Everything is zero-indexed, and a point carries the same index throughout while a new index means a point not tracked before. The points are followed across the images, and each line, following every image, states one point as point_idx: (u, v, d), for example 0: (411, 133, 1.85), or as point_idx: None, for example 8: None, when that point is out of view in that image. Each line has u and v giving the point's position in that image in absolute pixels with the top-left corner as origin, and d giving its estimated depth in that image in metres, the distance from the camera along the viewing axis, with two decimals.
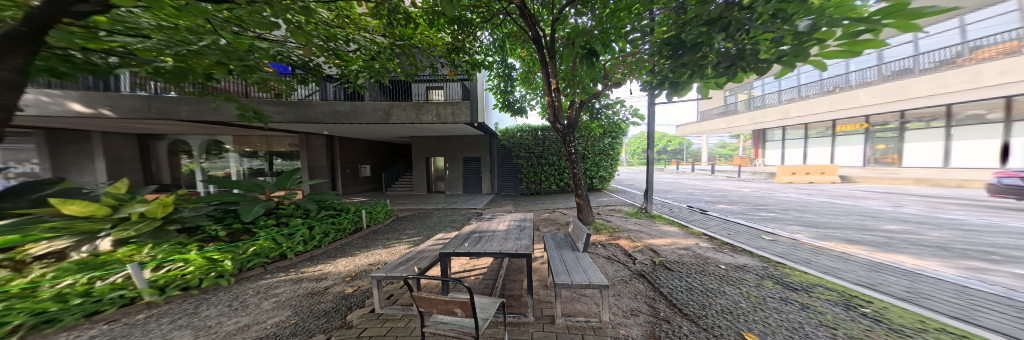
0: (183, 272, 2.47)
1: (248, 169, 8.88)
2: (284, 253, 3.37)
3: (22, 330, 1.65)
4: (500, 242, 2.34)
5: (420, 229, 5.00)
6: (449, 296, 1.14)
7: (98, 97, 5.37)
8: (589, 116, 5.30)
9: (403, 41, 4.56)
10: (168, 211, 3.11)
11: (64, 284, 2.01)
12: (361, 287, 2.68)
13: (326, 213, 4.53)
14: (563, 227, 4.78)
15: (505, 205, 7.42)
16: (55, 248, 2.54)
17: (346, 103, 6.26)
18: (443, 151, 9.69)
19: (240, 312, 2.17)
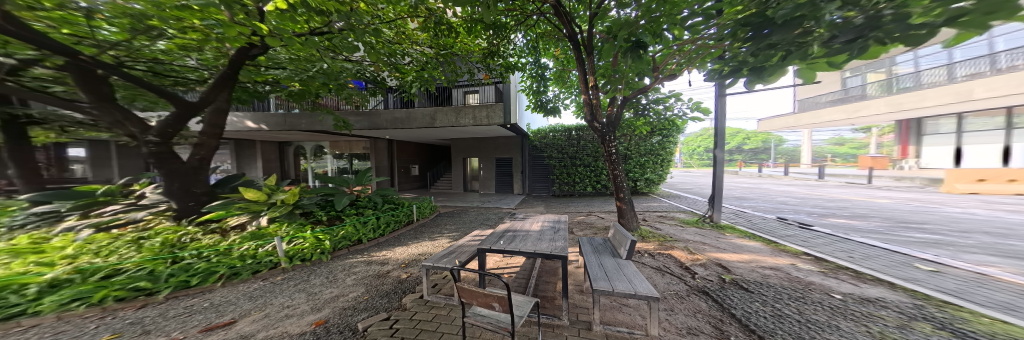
0: (304, 247, 3.32)
1: (336, 168, 10.86)
2: (360, 238, 4.07)
3: (222, 278, 2.63)
4: (534, 242, 2.43)
5: (456, 225, 5.40)
6: (489, 290, 1.29)
7: (260, 116, 7.38)
8: (631, 112, 4.96)
9: (446, 50, 5.10)
10: (296, 197, 4.07)
11: (247, 247, 3.08)
12: (413, 274, 3.07)
13: (389, 206, 5.29)
14: (602, 232, 4.57)
15: (536, 206, 7.43)
16: (241, 221, 3.78)
17: (402, 110, 7.16)
18: (478, 152, 10.15)
19: (333, 284, 2.77)
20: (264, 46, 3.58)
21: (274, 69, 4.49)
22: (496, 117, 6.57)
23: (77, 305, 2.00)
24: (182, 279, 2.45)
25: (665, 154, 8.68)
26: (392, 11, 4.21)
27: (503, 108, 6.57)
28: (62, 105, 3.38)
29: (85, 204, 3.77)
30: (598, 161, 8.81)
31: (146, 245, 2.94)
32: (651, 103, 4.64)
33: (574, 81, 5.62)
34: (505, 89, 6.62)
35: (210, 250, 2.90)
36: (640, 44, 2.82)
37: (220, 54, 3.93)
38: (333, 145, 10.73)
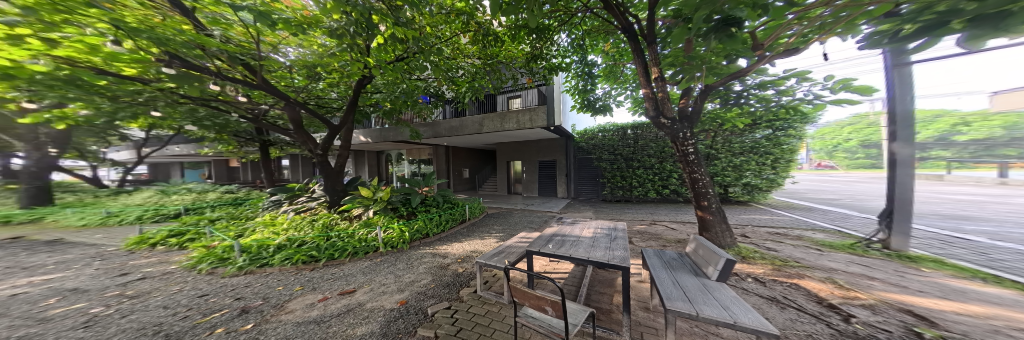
0: (395, 235, 4.07)
1: (409, 171, 12.67)
2: (428, 232, 4.66)
3: (349, 254, 3.58)
4: (586, 248, 2.28)
5: (508, 226, 5.60)
6: (542, 293, 1.29)
7: (367, 132, 9.43)
8: (717, 100, 4.08)
9: (493, 59, 5.30)
10: (389, 194, 5.00)
11: (361, 233, 4.01)
12: (468, 269, 3.32)
13: (448, 205, 5.90)
14: (674, 244, 3.98)
15: (584, 211, 7.03)
16: (359, 213, 4.86)
17: (456, 119, 7.91)
18: (522, 155, 10.22)
19: (411, 270, 3.27)
20: (366, 77, 4.59)
21: (375, 91, 5.61)
22: (539, 120, 6.56)
23: (284, 261, 3.30)
24: (331, 253, 3.49)
25: (773, 152, 6.91)
26: (447, 28, 4.58)
27: (546, 110, 6.49)
28: (280, 130, 5.18)
29: (291, 195, 5.78)
30: (667, 163, 7.70)
31: (312, 227, 4.30)
32: (748, 89, 3.70)
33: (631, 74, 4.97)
34: (548, 90, 6.45)
35: (342, 232, 3.97)
36: (732, 19, 2.25)
37: (347, 85, 5.18)
38: (408, 152, 12.61)
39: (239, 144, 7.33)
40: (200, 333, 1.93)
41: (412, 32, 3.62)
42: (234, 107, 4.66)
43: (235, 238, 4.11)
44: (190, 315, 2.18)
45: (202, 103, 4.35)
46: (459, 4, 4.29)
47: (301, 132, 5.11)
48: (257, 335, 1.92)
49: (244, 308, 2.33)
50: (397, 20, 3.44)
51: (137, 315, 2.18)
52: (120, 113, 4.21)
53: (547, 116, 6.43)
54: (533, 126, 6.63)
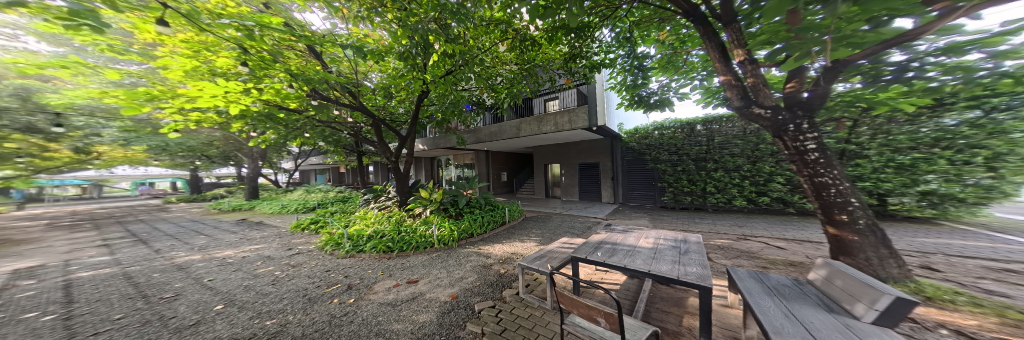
0: (445, 233, 4.48)
1: (455, 175, 13.60)
2: (473, 232, 4.94)
3: (411, 248, 4.12)
4: (644, 260, 2.12)
5: (564, 230, 5.47)
6: (593, 303, 1.21)
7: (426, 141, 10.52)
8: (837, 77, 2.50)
9: (530, 63, 5.30)
10: (440, 195, 5.55)
11: (418, 230, 4.50)
12: (510, 271, 3.34)
13: (490, 207, 6.18)
14: (782, 268, 3.19)
15: (639, 218, 6.47)
16: (417, 213, 5.45)
17: (495, 125, 8.20)
18: (563, 157, 9.96)
19: (458, 267, 3.54)
20: (421, 91, 5.18)
21: (432, 104, 6.20)
22: (579, 121, 6.38)
23: (373, 249, 4.09)
24: (399, 246, 4.10)
25: (989, 146, 4.15)
26: (486, 38, 4.67)
27: (587, 111, 6.27)
28: (364, 140, 6.39)
29: (375, 195, 7.02)
30: (758, 163, 6.21)
31: (388, 222, 5.05)
32: (922, 58, 2.17)
33: (700, 60, 4.14)
34: (590, 89, 6.18)
35: (408, 227, 4.59)
36: None
37: (409, 98, 5.79)
38: (455, 158, 13.56)
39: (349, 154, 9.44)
40: (324, 300, 2.63)
41: (458, 47, 3.97)
42: (345, 125, 6.17)
43: (347, 225, 5.30)
44: (320, 285, 2.97)
45: (319, 123, 5.85)
46: (497, 14, 4.39)
47: (381, 142, 6.05)
48: (356, 309, 2.45)
49: (350, 284, 3.01)
50: (447, 37, 3.76)
51: (295, 280, 3.17)
52: (289, 136, 6.08)
53: (589, 117, 6.20)
54: (573, 127, 6.46)
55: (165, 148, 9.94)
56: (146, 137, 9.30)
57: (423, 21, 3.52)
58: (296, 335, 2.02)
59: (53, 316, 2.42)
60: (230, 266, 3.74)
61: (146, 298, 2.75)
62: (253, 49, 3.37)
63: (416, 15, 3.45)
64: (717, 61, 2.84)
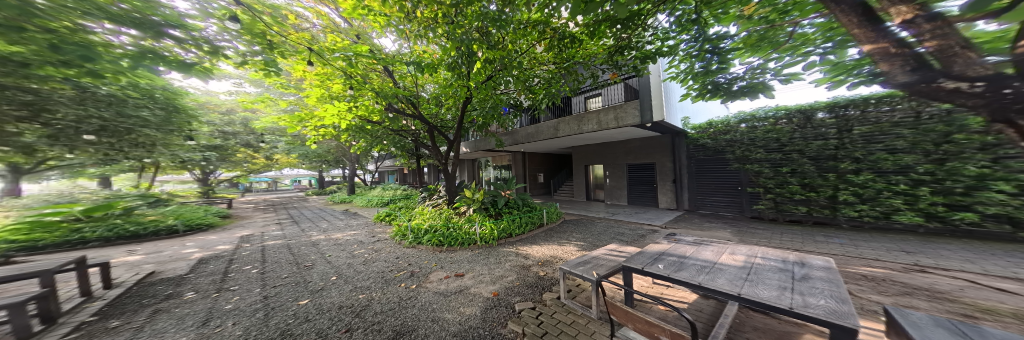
0: (486, 231, 4.70)
1: (495, 176, 13.98)
2: (511, 232, 5.06)
3: (456, 245, 4.47)
4: (729, 280, 1.68)
5: (619, 238, 4.93)
6: (654, 320, 1.13)
7: (470, 144, 11.02)
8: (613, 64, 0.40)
9: (568, 61, 5.06)
10: (482, 194, 5.81)
11: (461, 228, 4.81)
12: (549, 274, 3.28)
13: (527, 208, 6.24)
14: (1005, 323, 2.03)
15: (711, 229, 5.53)
16: (461, 212, 5.81)
17: (532, 126, 8.19)
18: (608, 159, 9.40)
19: (496, 265, 3.67)
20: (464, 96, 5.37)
21: (474, 109, 6.60)
22: (630, 118, 5.90)
23: (428, 242, 4.60)
24: (446, 241, 4.49)
25: None
26: (526, 40, 4.65)
27: (638, 106, 5.79)
28: (419, 144, 7.16)
29: (429, 193, 7.84)
30: (949, 163, 4.07)
31: (439, 218, 5.53)
32: None
33: (821, 28, 2.33)
34: (643, 82, 5.63)
35: (453, 224, 4.97)
36: None
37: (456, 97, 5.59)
38: (494, 159, 13.88)
39: (410, 157, 10.78)
40: (394, 283, 3.09)
41: (499, 52, 4.19)
42: (407, 133, 7.17)
43: (407, 218, 6.09)
44: (393, 270, 3.53)
45: (392, 132, 6.97)
46: (534, 16, 4.35)
47: (434, 146, 6.66)
48: (416, 294, 2.78)
49: (412, 272, 3.45)
50: (489, 44, 3.98)
51: (371, 265, 3.79)
52: (375, 141, 7.33)
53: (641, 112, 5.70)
54: (618, 124, 6.11)
55: (303, 150, 13.76)
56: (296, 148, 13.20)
57: (467, 31, 3.73)
58: (376, 311, 2.46)
59: (255, 270, 3.82)
60: (339, 246, 4.88)
61: (296, 265, 3.95)
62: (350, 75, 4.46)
63: (461, 26, 3.64)
64: (849, 27, 1.07)
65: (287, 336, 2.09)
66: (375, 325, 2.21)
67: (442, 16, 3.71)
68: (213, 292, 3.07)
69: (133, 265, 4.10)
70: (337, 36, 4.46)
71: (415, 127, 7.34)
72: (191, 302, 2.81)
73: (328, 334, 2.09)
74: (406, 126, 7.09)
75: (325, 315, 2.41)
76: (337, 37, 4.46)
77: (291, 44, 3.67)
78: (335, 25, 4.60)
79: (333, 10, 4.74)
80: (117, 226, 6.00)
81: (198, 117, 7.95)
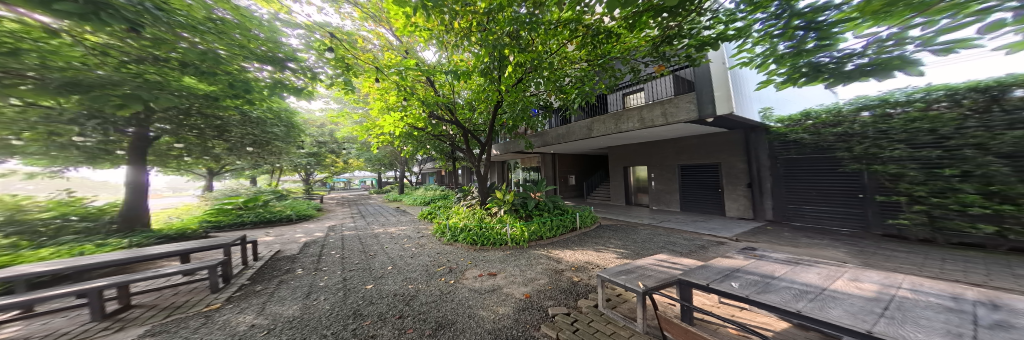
0: (516, 233, 4.74)
1: (523, 177, 13.98)
2: (542, 235, 4.99)
3: (488, 245, 4.60)
4: (845, 310, 1.15)
5: (670, 248, 4.39)
6: None
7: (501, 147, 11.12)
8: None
9: (603, 57, 4.79)
10: (512, 196, 5.85)
11: (493, 229, 4.92)
12: (583, 280, 3.17)
13: (558, 211, 6.09)
14: None
15: (785, 241, 4.67)
16: (492, 214, 5.93)
17: (563, 126, 7.99)
18: (654, 160, 8.65)
19: (528, 267, 3.66)
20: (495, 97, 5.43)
21: (504, 112, 6.71)
22: (682, 112, 5.16)
23: (463, 240, 4.81)
24: (477, 241, 4.67)
25: None
26: (556, 39, 4.54)
27: (695, 98, 5.02)
28: (454, 146, 7.51)
29: (464, 194, 8.20)
30: None
31: (473, 218, 5.75)
32: None
33: None
34: (701, 71, 4.93)
35: (485, 224, 5.10)
36: None
37: (491, 97, 5.55)
38: (523, 161, 13.85)
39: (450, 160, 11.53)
40: (436, 277, 3.31)
41: (529, 54, 4.19)
42: (447, 137, 7.68)
43: (445, 217, 6.46)
44: (434, 265, 3.77)
45: (434, 137, 7.55)
46: (566, 14, 4.21)
47: (468, 149, 6.95)
48: (454, 289, 2.94)
49: (451, 268, 3.66)
50: (520, 47, 3.98)
51: (413, 259, 4.07)
52: (421, 146, 8.06)
53: (696, 105, 4.99)
54: (665, 120, 5.43)
55: (367, 155, 15.78)
56: (362, 152, 15.19)
57: (500, 37, 3.81)
58: (423, 301, 2.67)
59: (337, 254, 4.54)
60: (390, 240, 5.38)
61: (362, 254, 4.48)
62: (400, 87, 5.02)
63: (494, 32, 3.73)
64: None
65: (358, 315, 2.40)
66: (422, 314, 2.39)
67: (477, 24, 3.92)
68: (313, 270, 3.77)
69: (267, 243, 5.37)
70: (393, 54, 5.04)
71: (451, 132, 7.75)
72: (300, 277, 3.50)
73: (386, 318, 2.33)
74: (445, 131, 7.60)
75: (385, 300, 2.71)
76: (394, 54, 5.04)
77: (361, 64, 4.50)
78: (390, 44, 5.18)
79: (388, 31, 5.33)
80: (259, 214, 7.91)
81: (305, 131, 9.87)
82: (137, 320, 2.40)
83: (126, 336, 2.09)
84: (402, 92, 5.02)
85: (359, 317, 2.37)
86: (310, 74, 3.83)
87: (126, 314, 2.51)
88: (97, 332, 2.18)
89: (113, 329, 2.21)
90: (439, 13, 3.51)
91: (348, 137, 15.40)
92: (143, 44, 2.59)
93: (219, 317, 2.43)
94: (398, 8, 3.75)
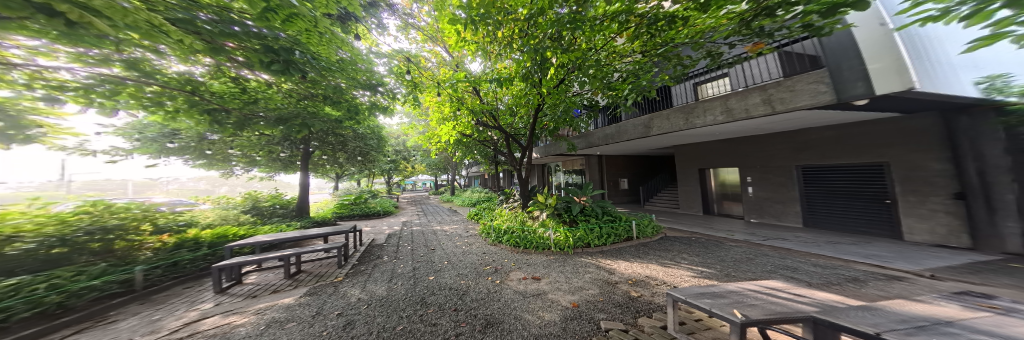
0: (560, 238, 4.60)
1: (565, 181, 13.45)
2: (589, 242, 4.71)
3: (530, 248, 4.60)
4: None
5: (788, 275, 3.26)
6: None
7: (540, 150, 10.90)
8: (35, 239, 2.84)
9: (665, 46, 4.24)
10: (555, 200, 5.67)
11: (535, 232, 4.89)
12: (645, 296, 2.84)
13: (608, 217, 5.64)
14: None
15: (965, 271, 3.22)
16: (533, 218, 5.89)
17: (613, 126, 7.26)
18: (748, 161, 7.06)
19: (575, 275, 3.47)
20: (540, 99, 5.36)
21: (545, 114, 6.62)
22: (803, 96, 3.72)
23: (506, 242, 4.93)
24: (517, 243, 4.77)
25: None
26: (602, 34, 4.29)
27: (828, 75, 3.50)
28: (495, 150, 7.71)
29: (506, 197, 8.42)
30: None
31: (515, 220, 5.83)
32: None
33: None
34: (831, 42, 3.58)
35: (527, 228, 5.08)
36: None
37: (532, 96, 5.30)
38: (565, 163, 13.37)
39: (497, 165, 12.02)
40: (483, 276, 3.44)
41: (573, 54, 4.05)
42: (494, 143, 8.07)
43: (489, 218, 6.73)
44: (482, 264, 3.93)
45: (485, 142, 8.03)
46: (613, 7, 3.91)
47: (509, 153, 7.05)
48: (500, 289, 3.00)
49: (496, 268, 3.74)
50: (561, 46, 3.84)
51: (462, 257, 4.30)
52: (470, 150, 8.65)
53: (830, 85, 3.48)
54: (770, 109, 4.05)
55: (429, 162, 17.70)
56: (427, 159, 17.15)
57: (542, 41, 3.79)
58: (473, 298, 2.79)
59: (408, 246, 5.15)
60: (446, 237, 5.85)
61: (424, 248, 4.97)
62: (450, 97, 5.40)
63: (535, 37, 3.70)
64: None
65: (424, 303, 2.66)
66: (473, 310, 2.50)
67: (518, 31, 4.00)
68: (393, 258, 4.40)
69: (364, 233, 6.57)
70: (448, 69, 5.55)
71: (496, 137, 8.07)
72: (385, 262, 4.16)
73: (444, 309, 2.52)
74: (493, 137, 8.02)
75: (444, 292, 2.94)
76: (449, 69, 5.54)
77: (424, 81, 5.21)
78: (444, 60, 5.70)
79: (443, 49, 5.85)
80: (362, 209, 9.64)
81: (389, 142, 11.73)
82: (306, 280, 3.54)
83: (298, 293, 3.10)
84: (452, 102, 5.44)
85: (424, 305, 2.62)
86: (391, 95, 4.84)
87: (299, 276, 3.73)
88: (287, 286, 3.40)
89: (293, 286, 3.36)
90: (485, 26, 3.67)
91: (414, 146, 17.56)
92: (305, 84, 3.77)
93: (343, 287, 3.16)
94: (450, 26, 4.10)
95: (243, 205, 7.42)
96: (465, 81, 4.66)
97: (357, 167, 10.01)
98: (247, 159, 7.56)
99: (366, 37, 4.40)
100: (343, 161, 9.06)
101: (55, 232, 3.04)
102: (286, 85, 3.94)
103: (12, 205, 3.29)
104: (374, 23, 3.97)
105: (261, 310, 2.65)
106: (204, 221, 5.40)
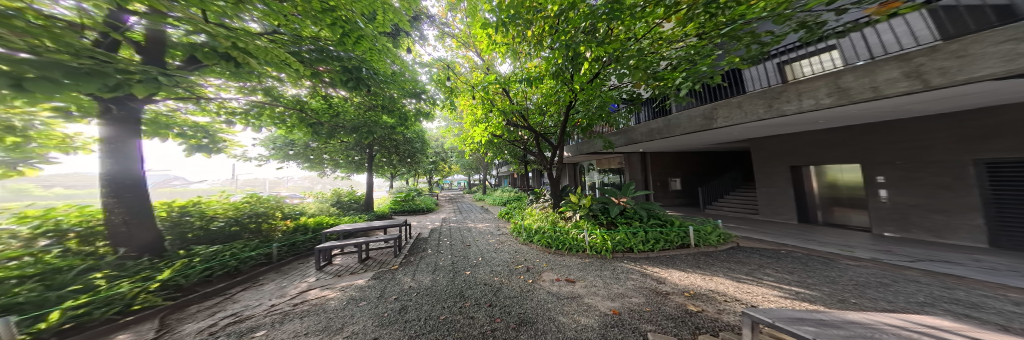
0: (597, 241, 4.38)
1: (602, 181, 12.67)
2: (632, 247, 4.39)
3: (564, 250, 4.50)
4: None
5: (952, 310, 2.38)
6: None
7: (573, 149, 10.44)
8: (224, 219, 4.38)
9: (726, 25, 3.67)
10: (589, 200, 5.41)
11: (568, 234, 4.75)
12: (706, 311, 2.53)
13: (655, 221, 5.14)
14: None
15: None
16: (566, 218, 5.71)
17: (659, 120, 6.34)
18: (877, 156, 5.21)
19: (615, 282, 3.26)
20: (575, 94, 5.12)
21: (577, 111, 6.39)
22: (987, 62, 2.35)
23: (537, 242, 4.92)
24: (547, 243, 4.74)
25: None
26: (645, 21, 3.97)
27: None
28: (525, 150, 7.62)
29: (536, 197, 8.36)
30: None
31: (546, 221, 5.74)
32: None
33: None
34: None
35: (558, 228, 4.98)
36: None
37: (565, 91, 5.08)
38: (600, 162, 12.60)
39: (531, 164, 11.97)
40: (516, 275, 3.47)
41: (610, 46, 3.78)
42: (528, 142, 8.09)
43: (521, 217, 6.76)
44: (515, 263, 3.96)
45: (519, 142, 8.10)
46: None
47: (539, 152, 6.94)
48: (534, 289, 3.00)
49: (528, 268, 3.74)
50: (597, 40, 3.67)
51: (496, 255, 4.40)
52: (499, 150, 8.80)
53: None
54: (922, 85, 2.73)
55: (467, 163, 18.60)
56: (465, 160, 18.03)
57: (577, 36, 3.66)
58: (507, 296, 2.84)
59: (449, 242, 5.49)
60: (484, 235, 6.04)
61: (463, 244, 5.24)
62: (484, 99, 5.59)
63: (568, 32, 3.59)
64: None
65: (463, 296, 2.83)
66: (507, 307, 2.57)
67: (549, 28, 3.96)
68: (433, 252, 4.73)
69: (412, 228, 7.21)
70: (481, 72, 5.76)
71: (528, 136, 8.06)
72: (427, 255, 4.51)
73: (479, 304, 2.63)
74: (526, 136, 8.05)
75: (479, 287, 3.08)
76: (483, 72, 5.74)
77: (458, 86, 5.52)
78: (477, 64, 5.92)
79: (476, 54, 6.07)
80: (410, 205, 10.65)
81: None
82: (371, 265, 4.09)
83: (365, 276, 3.59)
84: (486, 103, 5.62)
85: (462, 298, 2.78)
86: (432, 100, 5.23)
87: (369, 261, 4.33)
88: (355, 269, 3.96)
89: (359, 270, 3.88)
90: (516, 26, 3.71)
91: (452, 147, 18.60)
92: (372, 94, 4.32)
93: (398, 275, 3.55)
94: (482, 31, 4.26)
95: (330, 199, 8.93)
96: (499, 82, 4.78)
97: (407, 169, 11.09)
98: (333, 162, 9.10)
99: (411, 50, 4.84)
100: (396, 163, 10.12)
101: (233, 214, 4.60)
102: (356, 99, 4.66)
103: (214, 195, 5.11)
104: (418, 36, 4.38)
105: (343, 288, 3.16)
106: (309, 211, 6.76)
